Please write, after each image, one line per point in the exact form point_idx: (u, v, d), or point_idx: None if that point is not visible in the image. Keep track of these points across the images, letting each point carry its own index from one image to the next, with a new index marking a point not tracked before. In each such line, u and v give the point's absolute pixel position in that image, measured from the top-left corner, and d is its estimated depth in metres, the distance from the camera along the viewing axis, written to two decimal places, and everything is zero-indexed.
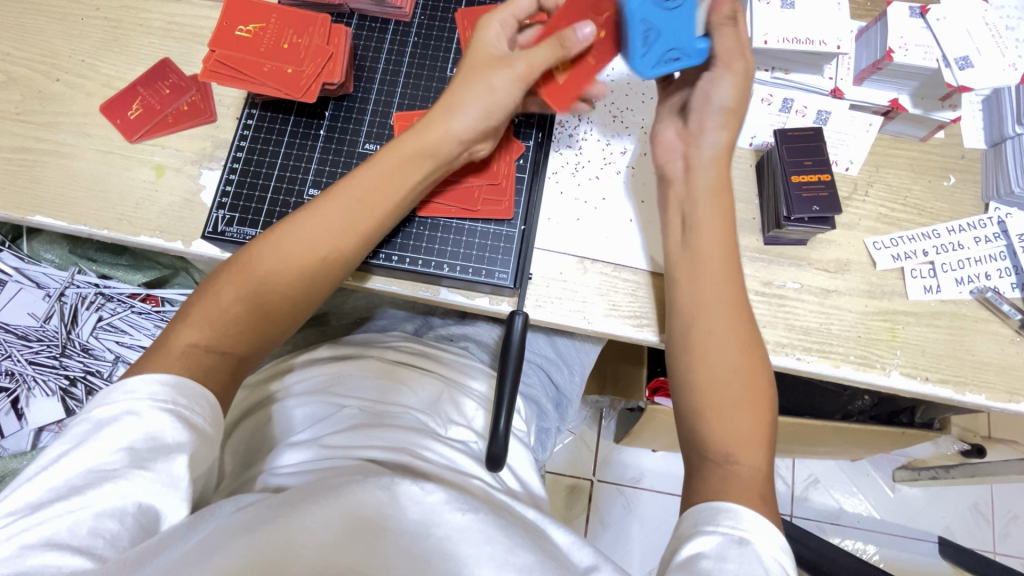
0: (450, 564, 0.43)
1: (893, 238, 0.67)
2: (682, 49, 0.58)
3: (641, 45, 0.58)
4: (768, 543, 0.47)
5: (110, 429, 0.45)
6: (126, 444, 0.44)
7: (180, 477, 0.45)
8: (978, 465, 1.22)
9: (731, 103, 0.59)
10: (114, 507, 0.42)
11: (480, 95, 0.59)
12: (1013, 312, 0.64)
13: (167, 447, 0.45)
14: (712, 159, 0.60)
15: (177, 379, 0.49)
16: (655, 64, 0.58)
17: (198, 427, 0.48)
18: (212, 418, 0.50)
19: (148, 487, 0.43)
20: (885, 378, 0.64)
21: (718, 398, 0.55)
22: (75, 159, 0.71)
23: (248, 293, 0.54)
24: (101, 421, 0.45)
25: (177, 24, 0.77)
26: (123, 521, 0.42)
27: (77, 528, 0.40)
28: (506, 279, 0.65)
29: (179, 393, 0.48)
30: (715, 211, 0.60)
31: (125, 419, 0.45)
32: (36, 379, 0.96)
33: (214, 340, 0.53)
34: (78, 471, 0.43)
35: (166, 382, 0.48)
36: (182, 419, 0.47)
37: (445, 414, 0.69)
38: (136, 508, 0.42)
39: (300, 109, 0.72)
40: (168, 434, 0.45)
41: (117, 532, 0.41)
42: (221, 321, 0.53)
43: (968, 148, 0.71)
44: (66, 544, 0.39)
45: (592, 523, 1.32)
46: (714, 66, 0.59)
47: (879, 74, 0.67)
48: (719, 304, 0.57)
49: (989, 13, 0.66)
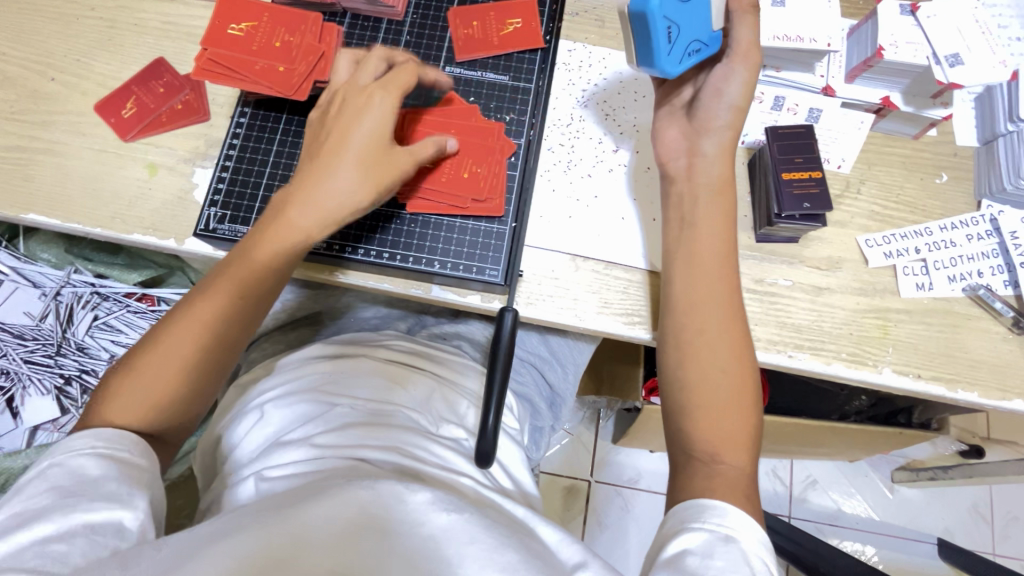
0: (436, 564, 0.43)
1: (885, 236, 0.67)
2: (700, 39, 0.58)
3: (665, 42, 0.55)
4: (752, 539, 0.47)
5: (37, 479, 0.45)
6: (51, 483, 0.45)
7: (119, 492, 0.45)
8: (976, 465, 1.22)
9: (741, 101, 0.60)
10: (57, 531, 0.42)
11: (381, 122, 0.60)
12: (1005, 309, 0.64)
13: (95, 478, 0.46)
14: (717, 154, 0.60)
15: (109, 448, 0.48)
16: (679, 60, 0.57)
17: (125, 458, 0.48)
18: (146, 451, 0.50)
19: (87, 509, 0.43)
20: (877, 376, 0.64)
21: (705, 396, 0.55)
22: (68, 158, 0.71)
23: (177, 347, 0.53)
24: (28, 477, 0.46)
25: (172, 24, 0.77)
26: (73, 541, 0.41)
27: (19, 553, 0.40)
28: (497, 276, 0.65)
29: (99, 436, 0.49)
30: (715, 209, 0.60)
31: (48, 467, 0.46)
32: (31, 378, 0.96)
33: (144, 415, 0.51)
34: (7, 519, 0.42)
35: (88, 434, 0.49)
36: (104, 453, 0.48)
37: (437, 412, 0.69)
38: (81, 526, 0.42)
39: (293, 108, 0.72)
40: (91, 468, 0.46)
41: (68, 550, 0.41)
42: (145, 387, 0.52)
43: (961, 146, 0.71)
44: (18, 566, 0.39)
45: (589, 524, 1.31)
46: (731, 58, 0.60)
47: (870, 72, 0.66)
48: (711, 303, 0.57)
49: (980, 11, 0.66)
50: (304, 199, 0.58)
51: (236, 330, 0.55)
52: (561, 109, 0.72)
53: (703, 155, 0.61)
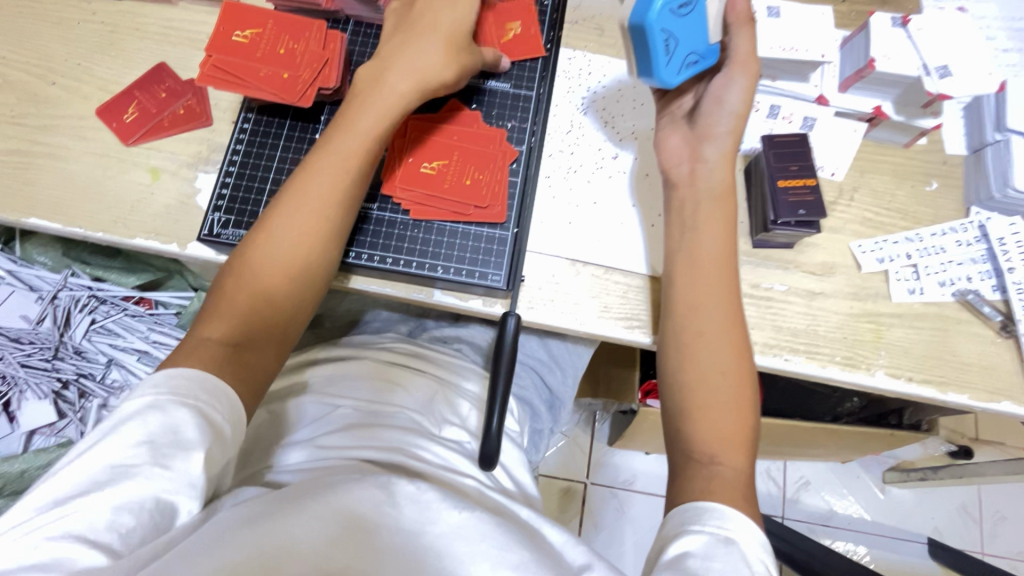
0: (443, 563, 0.44)
1: (877, 242, 0.69)
2: (698, 52, 0.59)
3: (664, 54, 0.56)
4: (751, 541, 0.48)
5: (133, 423, 0.45)
6: (146, 439, 0.44)
7: (197, 476, 0.45)
8: (965, 466, 1.24)
9: (741, 108, 0.61)
10: (133, 503, 0.42)
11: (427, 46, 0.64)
12: (993, 313, 0.66)
13: (188, 445, 0.45)
14: (720, 159, 0.62)
15: (199, 375, 0.50)
16: (678, 71, 0.58)
17: (217, 425, 0.48)
18: (233, 418, 0.50)
19: (166, 484, 0.43)
20: (870, 379, 0.66)
21: (704, 399, 0.56)
22: (70, 162, 0.72)
23: (258, 273, 0.57)
24: (125, 415, 0.45)
25: (173, 29, 0.77)
26: (140, 517, 0.42)
27: (97, 522, 0.40)
28: (499, 282, 0.66)
29: (199, 391, 0.48)
30: (716, 213, 0.61)
31: (149, 415, 0.45)
32: (28, 382, 0.95)
33: (230, 333, 0.54)
34: (101, 467, 0.43)
35: (185, 378, 0.49)
36: (202, 417, 0.47)
37: (439, 414, 0.70)
38: (154, 504, 0.43)
39: (296, 114, 0.72)
40: (189, 432, 0.46)
41: (133, 528, 0.41)
42: (230, 311, 0.55)
43: (951, 154, 0.72)
44: (86, 538, 0.40)
45: (585, 525, 1.32)
46: (729, 67, 0.61)
47: (863, 82, 0.68)
48: (711, 307, 0.59)
49: (968, 23, 0.68)
50: (354, 126, 0.62)
51: (312, 261, 0.59)
52: (562, 116, 0.73)
53: (704, 160, 0.62)
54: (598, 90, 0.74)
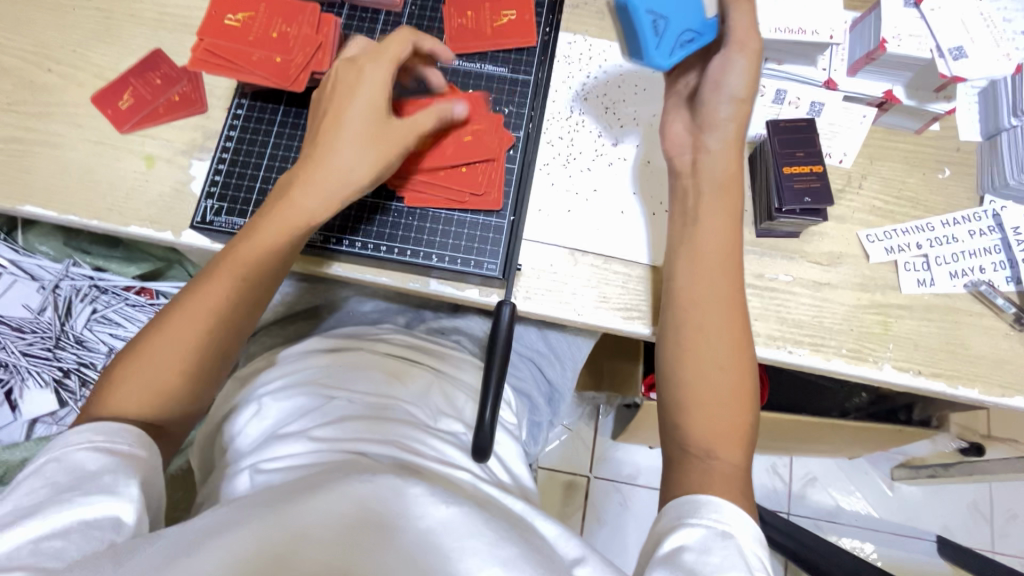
0: (434, 558, 0.43)
1: (887, 231, 0.67)
2: (693, 29, 0.60)
3: (653, 36, 0.60)
4: (747, 534, 0.47)
5: (31, 476, 0.45)
6: (49, 481, 0.45)
7: (117, 485, 0.45)
8: (976, 464, 1.21)
9: (742, 92, 0.58)
10: (56, 526, 0.42)
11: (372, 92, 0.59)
12: (1007, 306, 0.64)
13: (92, 471, 0.45)
14: (724, 145, 0.60)
15: (120, 427, 0.49)
16: (670, 53, 0.60)
17: (125, 453, 0.48)
18: (144, 440, 0.50)
19: (86, 502, 0.43)
20: (877, 372, 0.64)
21: (701, 391, 0.54)
22: (66, 150, 0.71)
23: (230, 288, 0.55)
24: (23, 477, 0.46)
25: (169, 15, 0.76)
26: (70, 537, 0.41)
27: (17, 551, 0.40)
28: (494, 270, 0.65)
29: (97, 431, 0.48)
30: (713, 204, 0.59)
31: (44, 465, 0.46)
32: (30, 371, 0.95)
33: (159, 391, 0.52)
34: (1, 515, 0.42)
35: (82, 428, 0.49)
36: (103, 447, 0.47)
37: (434, 404, 0.69)
38: (80, 523, 0.42)
39: (290, 100, 0.71)
40: (90, 461, 0.46)
41: (63, 545, 0.41)
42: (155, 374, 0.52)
43: (964, 141, 0.70)
44: (10, 565, 0.39)
45: (588, 520, 1.31)
46: (727, 47, 0.58)
47: (873, 65, 0.66)
48: (712, 299, 0.57)
49: (984, 4, 0.65)
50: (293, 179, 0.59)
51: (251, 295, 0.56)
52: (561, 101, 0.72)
53: (707, 151, 0.60)
54: (599, 75, 0.72)
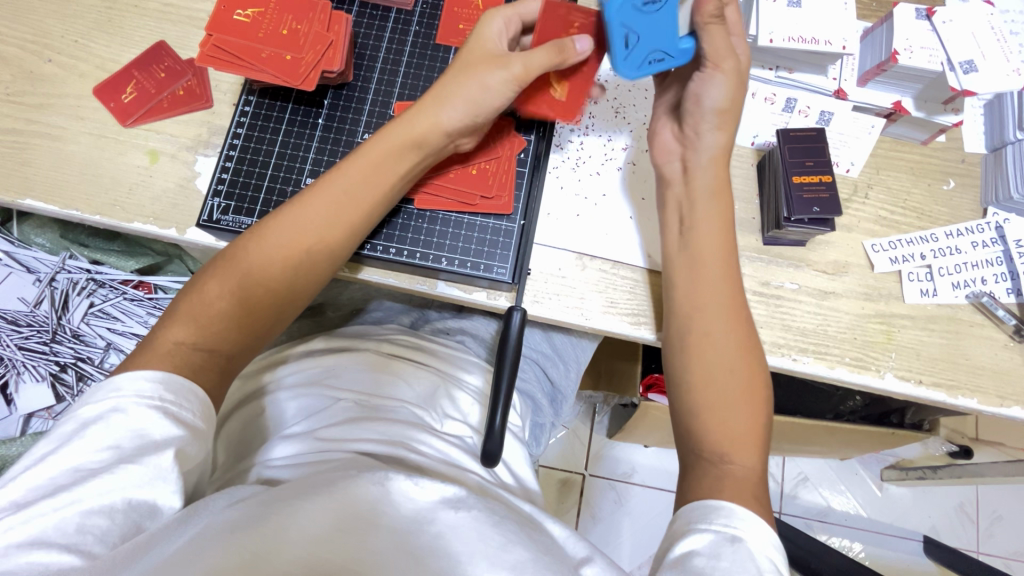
0: (444, 562, 0.42)
1: (892, 241, 0.67)
2: (667, 50, 0.57)
3: (624, 47, 0.57)
4: (760, 539, 0.47)
5: (96, 426, 0.44)
6: (112, 442, 0.44)
7: (169, 469, 0.45)
8: (966, 466, 1.23)
9: (726, 104, 0.58)
10: (103, 505, 0.42)
11: (470, 89, 0.58)
12: (1008, 317, 0.64)
13: (156, 443, 0.45)
14: (710, 160, 0.60)
15: (166, 375, 0.48)
16: (640, 66, 0.58)
17: (187, 423, 0.48)
18: (204, 413, 0.49)
19: (137, 481, 0.43)
20: (879, 380, 0.64)
21: (710, 399, 0.55)
22: (67, 143, 0.70)
23: (287, 250, 0.56)
24: (87, 419, 0.45)
25: (173, 6, 0.75)
26: (113, 518, 0.42)
27: (64, 524, 0.40)
28: (505, 275, 0.65)
29: (166, 389, 0.48)
30: (708, 211, 0.59)
31: (111, 417, 0.45)
32: (25, 364, 0.95)
33: (200, 338, 0.52)
34: (64, 470, 0.42)
35: (153, 379, 0.48)
36: (170, 416, 0.47)
37: (439, 407, 0.69)
38: (125, 505, 0.42)
39: (299, 97, 0.71)
40: (155, 431, 0.45)
41: (106, 528, 0.41)
42: (205, 317, 0.53)
43: (969, 152, 0.71)
44: (53, 541, 0.39)
45: (583, 517, 1.32)
46: (705, 66, 0.58)
47: (884, 76, 0.66)
48: (717, 308, 0.57)
49: (994, 18, 0.66)
50: (365, 162, 0.59)
51: (303, 267, 0.57)
52: None
53: (695, 161, 0.60)
54: (610, 77, 0.72)
